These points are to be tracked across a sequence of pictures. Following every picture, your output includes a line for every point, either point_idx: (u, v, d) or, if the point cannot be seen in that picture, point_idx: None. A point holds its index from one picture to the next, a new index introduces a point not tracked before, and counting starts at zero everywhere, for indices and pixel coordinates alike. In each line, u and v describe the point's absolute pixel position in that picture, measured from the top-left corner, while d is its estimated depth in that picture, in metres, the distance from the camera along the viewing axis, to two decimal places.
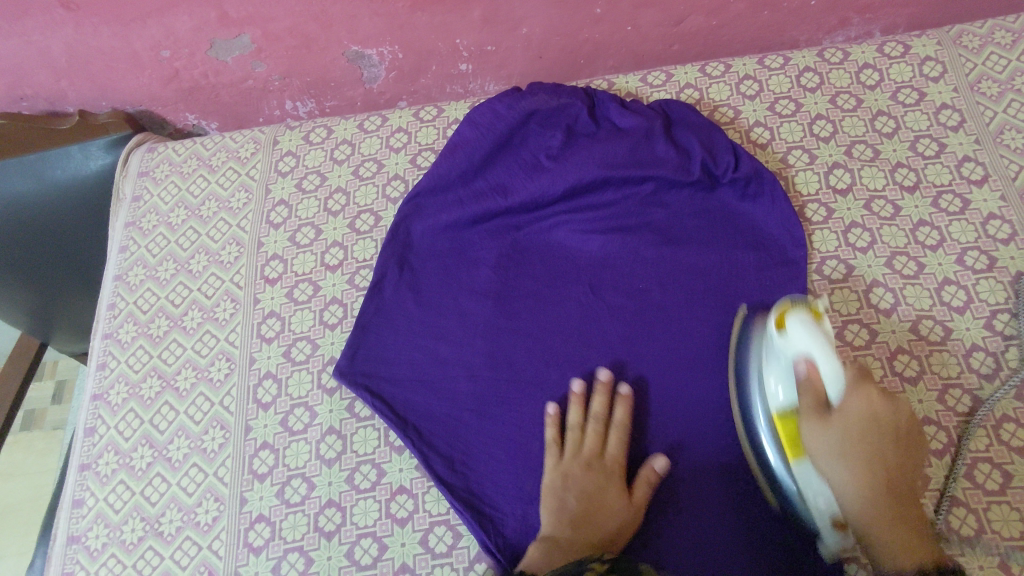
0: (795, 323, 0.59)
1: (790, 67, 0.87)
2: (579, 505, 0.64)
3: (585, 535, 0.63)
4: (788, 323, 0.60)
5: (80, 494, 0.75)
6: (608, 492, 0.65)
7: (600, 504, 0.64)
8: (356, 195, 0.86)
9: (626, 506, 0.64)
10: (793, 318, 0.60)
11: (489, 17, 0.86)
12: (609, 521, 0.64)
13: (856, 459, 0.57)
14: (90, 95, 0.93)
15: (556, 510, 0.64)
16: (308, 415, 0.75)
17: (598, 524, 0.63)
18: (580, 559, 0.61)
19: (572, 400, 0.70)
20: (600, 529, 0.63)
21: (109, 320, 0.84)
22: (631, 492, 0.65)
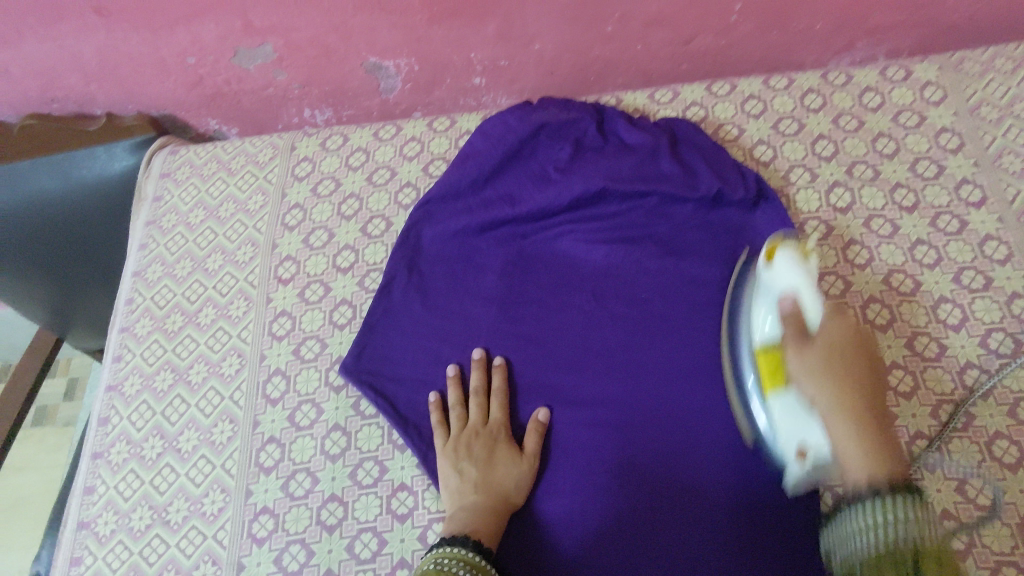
0: (781, 259, 0.64)
1: (795, 88, 0.89)
2: (476, 469, 0.68)
3: (493, 496, 0.67)
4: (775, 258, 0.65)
5: (92, 482, 0.77)
6: (496, 452, 0.70)
7: (493, 464, 0.69)
8: (369, 201, 0.89)
9: (517, 462, 0.69)
10: (780, 257, 0.64)
11: (503, 32, 0.89)
12: (508, 475, 0.68)
13: (836, 378, 0.55)
14: (117, 98, 0.97)
15: (455, 481, 0.68)
16: (314, 412, 0.77)
17: (499, 482, 0.68)
18: (492, 515, 0.65)
19: (448, 384, 0.75)
20: (503, 486, 0.67)
21: (126, 315, 0.87)
22: (521, 449, 0.70)
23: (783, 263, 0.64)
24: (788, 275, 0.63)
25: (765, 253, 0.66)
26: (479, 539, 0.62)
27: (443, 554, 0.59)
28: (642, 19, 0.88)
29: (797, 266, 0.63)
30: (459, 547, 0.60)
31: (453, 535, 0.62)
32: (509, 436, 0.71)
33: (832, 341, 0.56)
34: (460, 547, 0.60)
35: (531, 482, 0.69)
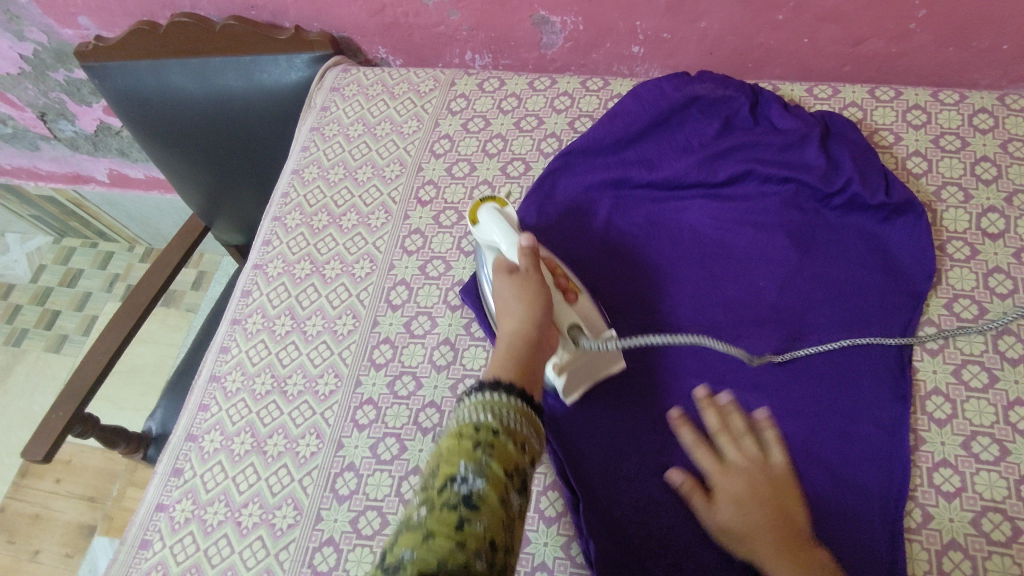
0: (484, 214, 0.73)
1: (965, 105, 0.86)
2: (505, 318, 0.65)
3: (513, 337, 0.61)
4: (479, 216, 0.74)
5: (228, 343, 0.87)
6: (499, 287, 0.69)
7: (512, 309, 0.65)
8: (513, 144, 0.93)
9: (517, 282, 0.66)
10: (483, 213, 0.74)
11: (674, 4, 0.91)
12: (509, 296, 0.66)
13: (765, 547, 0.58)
14: (307, 15, 1.06)
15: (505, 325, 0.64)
16: (429, 324, 0.83)
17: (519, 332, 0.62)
18: (515, 339, 0.61)
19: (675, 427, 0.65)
20: (519, 329, 0.62)
21: (281, 206, 0.96)
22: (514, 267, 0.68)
23: (485, 217, 0.73)
24: (493, 221, 0.73)
25: (470, 215, 0.75)
26: (504, 371, 0.56)
27: (490, 401, 0.50)
28: (818, 12, 0.87)
29: (494, 216, 0.73)
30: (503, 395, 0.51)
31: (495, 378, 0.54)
32: (501, 265, 0.70)
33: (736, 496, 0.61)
34: (480, 389, 0.52)
35: (530, 287, 0.66)
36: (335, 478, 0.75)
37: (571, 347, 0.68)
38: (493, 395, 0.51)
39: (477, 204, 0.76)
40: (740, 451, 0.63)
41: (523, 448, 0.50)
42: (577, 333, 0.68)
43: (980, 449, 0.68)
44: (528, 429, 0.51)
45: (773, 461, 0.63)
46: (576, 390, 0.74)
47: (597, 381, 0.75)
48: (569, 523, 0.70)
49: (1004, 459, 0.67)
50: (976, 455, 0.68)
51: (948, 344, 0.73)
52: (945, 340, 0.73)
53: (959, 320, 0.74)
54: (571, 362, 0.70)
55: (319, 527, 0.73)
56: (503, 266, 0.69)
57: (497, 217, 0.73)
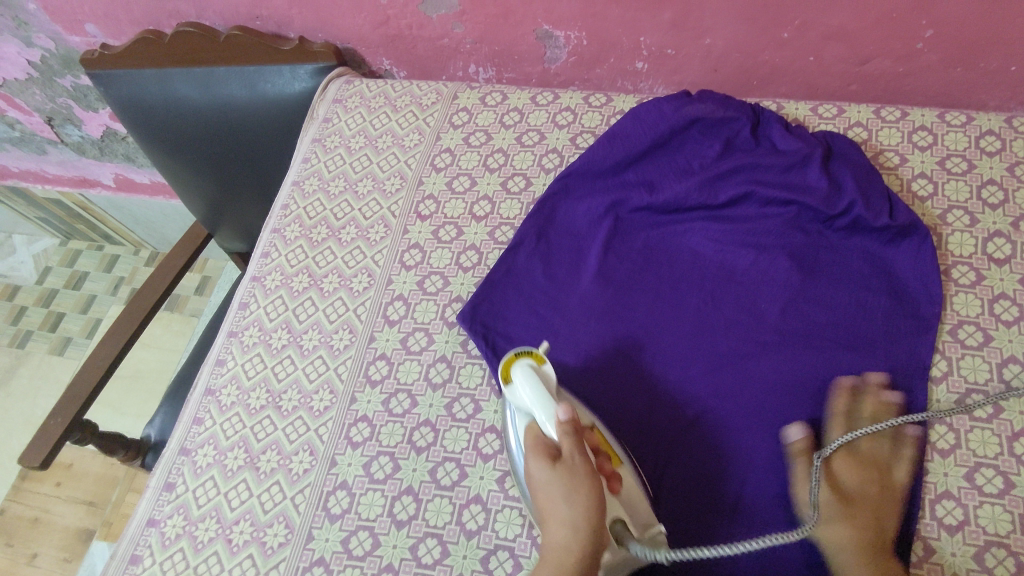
0: (519, 371, 0.69)
1: (972, 127, 0.85)
2: (549, 520, 0.59)
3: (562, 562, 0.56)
4: (513, 374, 0.69)
5: (224, 355, 0.87)
6: (536, 474, 0.62)
7: (549, 533, 0.59)
8: (515, 159, 0.93)
9: (559, 473, 0.60)
10: (517, 370, 0.69)
11: (679, 21, 0.90)
12: (556, 496, 0.60)
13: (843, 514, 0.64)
14: (312, 25, 1.06)
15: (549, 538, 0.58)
16: (426, 340, 0.82)
17: (564, 555, 0.56)
18: (558, 562, 0.56)
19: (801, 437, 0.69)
20: (563, 551, 0.57)
21: (280, 218, 0.96)
22: (556, 452, 0.62)
23: (520, 378, 0.68)
24: (530, 389, 0.67)
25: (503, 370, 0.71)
26: None
27: None
28: (823, 31, 0.87)
29: (529, 378, 0.68)
30: None
31: None
32: (539, 443, 0.64)
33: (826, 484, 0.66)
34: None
35: (585, 485, 0.59)
36: (327, 496, 0.75)
37: (615, 548, 0.61)
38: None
39: (509, 357, 0.72)
40: (875, 446, 0.68)
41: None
42: (621, 531, 0.61)
43: (983, 480, 0.66)
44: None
45: (897, 479, 0.66)
46: None
47: (643, 569, 0.66)
48: None
49: (1008, 492, 0.66)
50: (979, 487, 0.66)
51: (951, 372, 0.72)
52: (949, 367, 0.72)
53: (963, 347, 0.73)
54: (616, 563, 0.62)
55: (310, 546, 0.72)
56: (544, 447, 0.63)
57: (531, 380, 0.68)
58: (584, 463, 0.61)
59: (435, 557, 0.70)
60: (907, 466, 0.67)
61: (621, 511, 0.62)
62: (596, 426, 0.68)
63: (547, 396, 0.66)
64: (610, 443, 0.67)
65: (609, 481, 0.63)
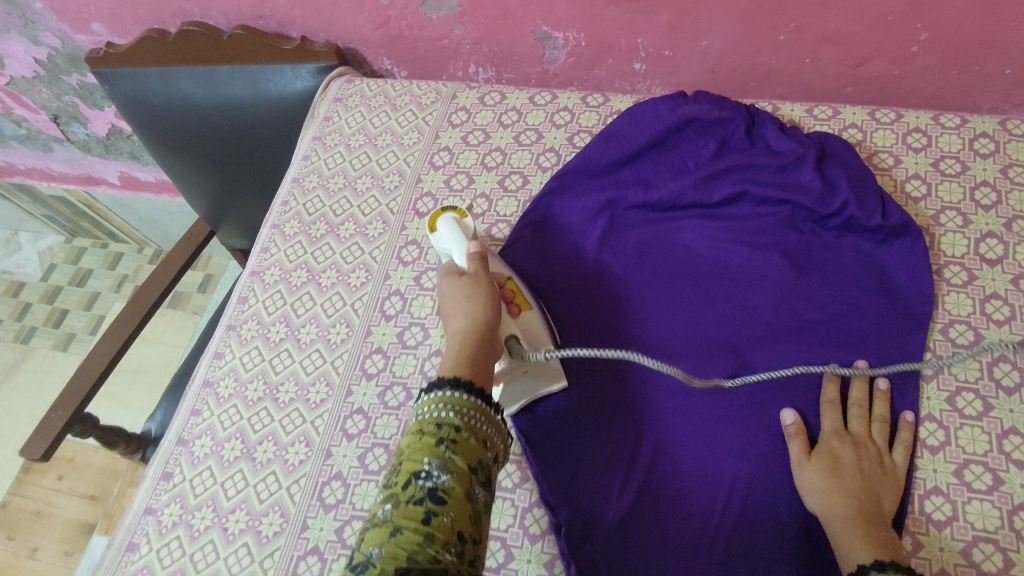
0: (443, 221, 0.79)
1: (966, 129, 0.85)
2: (455, 316, 0.68)
3: (473, 337, 0.64)
4: (439, 223, 0.79)
5: (223, 348, 0.88)
6: (446, 289, 0.72)
7: (455, 318, 0.68)
8: (512, 157, 0.94)
9: (466, 285, 0.70)
10: (442, 219, 0.79)
11: (676, 22, 0.91)
12: (459, 298, 0.69)
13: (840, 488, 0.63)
14: (314, 25, 1.07)
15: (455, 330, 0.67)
16: (421, 335, 0.83)
17: (465, 333, 0.65)
18: (460, 337, 0.65)
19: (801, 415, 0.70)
20: (467, 329, 0.65)
21: (280, 214, 0.97)
22: (464, 272, 0.73)
23: (444, 223, 0.79)
24: (450, 233, 0.78)
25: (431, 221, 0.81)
26: (464, 373, 0.59)
27: (442, 399, 0.56)
28: (819, 33, 0.87)
29: (451, 224, 0.78)
30: (459, 391, 0.56)
31: (449, 376, 0.58)
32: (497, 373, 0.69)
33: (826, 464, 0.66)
34: (441, 385, 0.57)
35: (481, 289, 0.70)
36: (322, 487, 0.75)
37: (511, 359, 0.71)
38: (452, 394, 0.56)
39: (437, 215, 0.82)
40: (870, 431, 0.69)
41: (486, 443, 0.55)
42: (514, 344, 0.71)
43: (972, 477, 0.67)
44: (489, 424, 0.57)
45: (894, 461, 0.67)
46: (514, 403, 0.75)
47: (540, 396, 0.76)
48: (552, 541, 0.69)
49: (997, 489, 0.66)
50: (968, 483, 0.67)
51: (942, 370, 0.72)
52: (940, 366, 0.72)
53: (954, 346, 0.73)
54: (509, 371, 0.73)
55: (304, 536, 0.73)
56: (454, 268, 0.74)
57: (455, 226, 0.78)
58: (486, 276, 0.72)
59: None
60: (902, 449, 0.68)
61: (517, 330, 0.73)
62: (512, 277, 0.79)
63: (462, 237, 0.77)
64: (523, 289, 0.78)
65: (510, 307, 0.75)
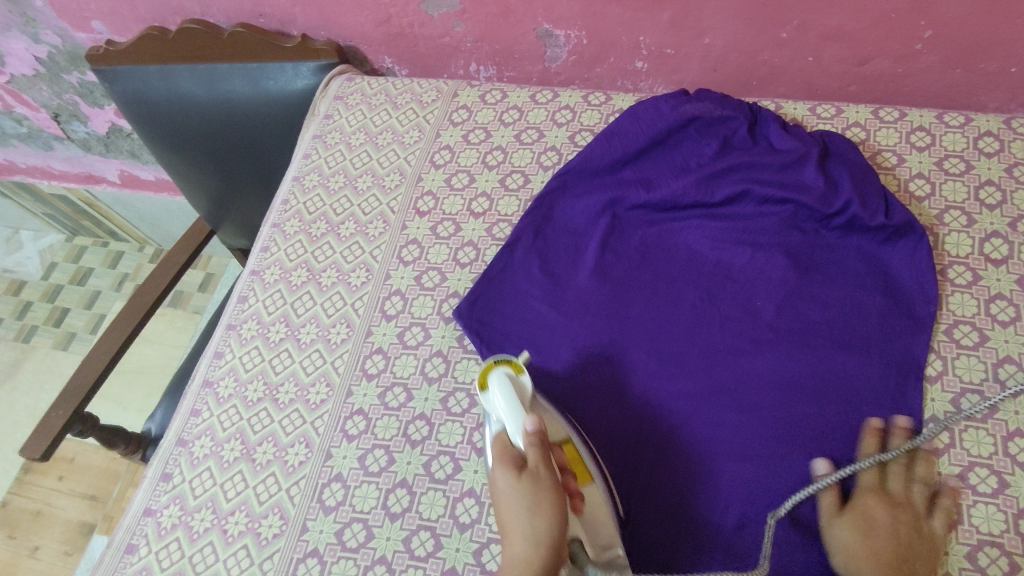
0: (495, 380, 0.66)
1: (970, 128, 0.85)
2: (511, 521, 0.58)
3: (531, 570, 0.55)
4: (490, 380, 0.67)
5: (222, 348, 0.87)
6: (499, 482, 0.61)
7: (509, 536, 0.58)
8: (513, 156, 0.93)
9: (522, 484, 0.59)
10: (495, 376, 0.67)
11: (678, 20, 0.90)
12: (518, 503, 0.59)
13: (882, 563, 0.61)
14: (314, 23, 1.07)
15: (512, 551, 0.57)
16: (422, 335, 0.83)
17: (520, 564, 0.55)
18: (518, 568, 0.55)
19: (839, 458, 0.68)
20: (519, 561, 0.55)
21: (280, 213, 0.97)
22: (522, 465, 0.61)
23: (496, 384, 0.66)
24: (505, 401, 0.65)
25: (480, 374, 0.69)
26: None
27: None
28: (822, 31, 0.87)
29: (505, 387, 0.66)
30: None
31: None
32: (505, 453, 0.63)
33: (869, 531, 0.63)
34: None
35: (542, 495, 0.59)
36: (322, 489, 0.75)
37: (571, 568, 0.59)
38: None
39: (490, 362, 0.70)
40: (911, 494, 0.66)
41: None
42: (578, 551, 0.60)
43: (977, 480, 0.66)
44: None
45: (933, 528, 0.64)
46: None
47: None
48: None
49: (1001, 492, 0.66)
50: (972, 486, 0.66)
51: (946, 371, 0.72)
52: (943, 367, 0.72)
53: (958, 347, 0.73)
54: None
55: (304, 538, 0.73)
56: (511, 458, 0.62)
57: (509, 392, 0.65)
58: (548, 476, 0.60)
59: (428, 550, 0.70)
60: (942, 515, 0.64)
61: (582, 532, 0.61)
62: (569, 439, 0.67)
63: (519, 410, 0.64)
64: (584, 458, 0.66)
65: (574, 495, 0.62)
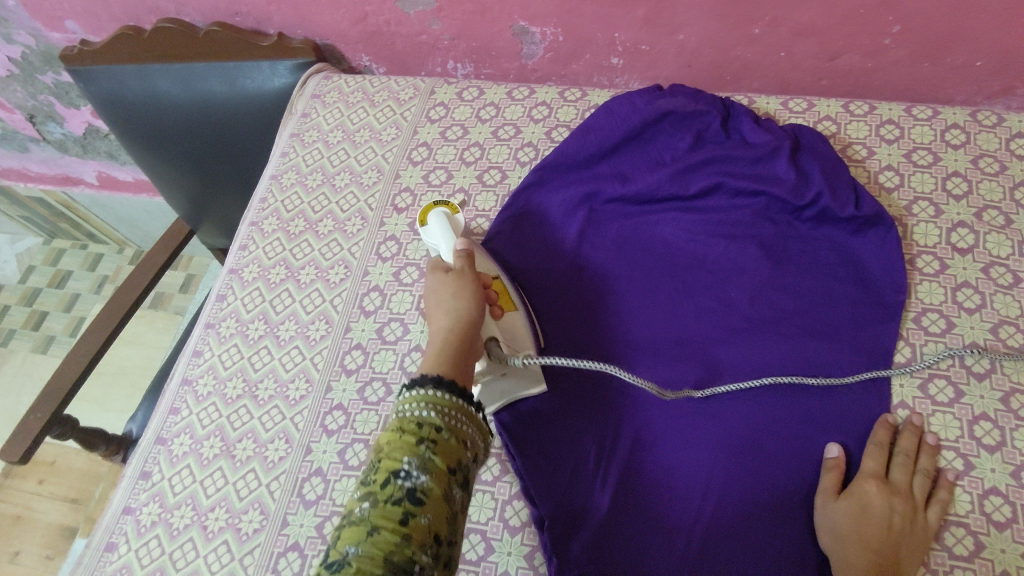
0: (433, 217, 0.76)
1: (938, 121, 0.87)
2: (436, 306, 0.66)
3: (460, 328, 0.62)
4: (429, 217, 0.76)
5: (201, 347, 0.87)
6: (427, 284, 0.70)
7: (436, 311, 0.65)
8: (490, 152, 0.94)
9: (449, 279, 0.67)
10: (433, 214, 0.76)
11: (652, 17, 0.92)
12: (444, 295, 0.66)
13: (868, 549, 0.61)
14: (291, 22, 1.07)
15: (441, 320, 0.64)
16: (401, 330, 0.83)
17: (443, 331, 0.63)
18: (442, 337, 0.62)
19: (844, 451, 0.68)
20: (445, 328, 0.63)
21: (258, 212, 0.96)
22: (447, 267, 0.69)
23: (433, 219, 0.76)
24: (440, 228, 0.74)
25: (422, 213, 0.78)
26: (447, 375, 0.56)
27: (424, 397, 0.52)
28: (793, 27, 0.88)
29: (440, 220, 0.75)
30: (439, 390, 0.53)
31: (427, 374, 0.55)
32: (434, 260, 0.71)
33: (860, 516, 0.63)
34: (419, 384, 0.53)
35: (466, 289, 0.66)
36: (302, 484, 0.75)
37: (487, 360, 0.69)
38: (434, 393, 0.53)
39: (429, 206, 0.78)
40: (911, 484, 0.66)
41: (465, 444, 0.52)
42: (493, 346, 0.68)
43: (945, 463, 0.68)
44: (469, 423, 0.54)
45: (927, 519, 0.64)
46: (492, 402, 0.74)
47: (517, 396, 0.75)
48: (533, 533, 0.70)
49: (968, 474, 0.67)
50: (941, 469, 0.68)
51: (915, 358, 0.73)
52: (912, 354, 0.73)
53: (927, 334, 0.74)
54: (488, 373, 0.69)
55: (285, 532, 0.73)
56: (439, 264, 0.70)
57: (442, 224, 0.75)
58: (471, 274, 0.68)
59: None
60: (938, 508, 0.65)
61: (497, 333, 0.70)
62: (498, 275, 0.76)
63: (450, 237, 0.74)
64: (509, 290, 0.75)
65: (494, 308, 0.72)
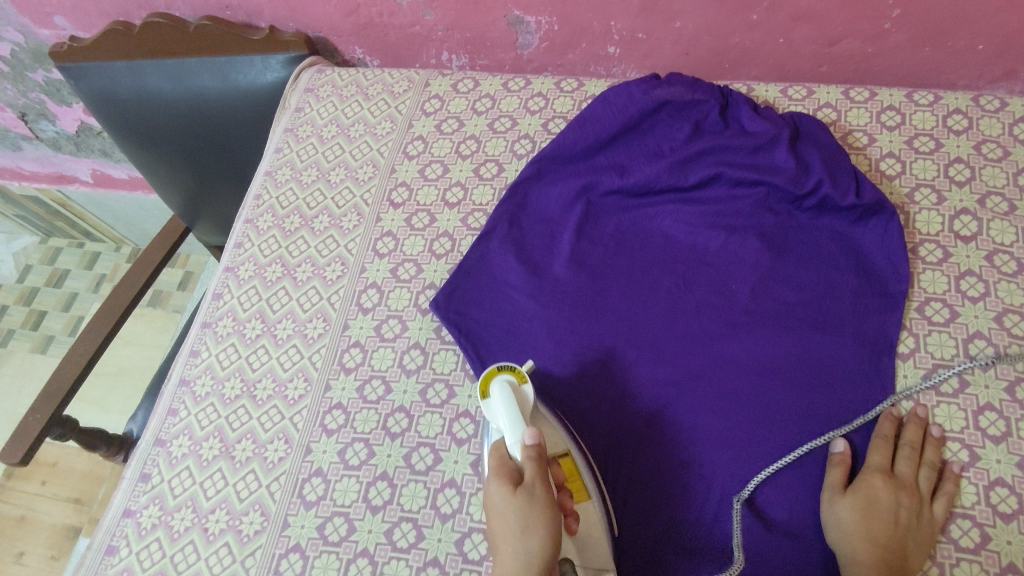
0: (496, 387, 0.67)
1: (939, 106, 0.85)
2: (505, 526, 0.58)
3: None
4: (492, 385, 0.68)
5: (198, 347, 0.86)
6: (490, 489, 0.61)
7: (507, 536, 0.57)
8: (487, 145, 0.93)
9: (517, 496, 0.58)
10: (498, 382, 0.67)
11: (648, 4, 0.90)
12: (511, 526, 0.57)
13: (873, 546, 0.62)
14: (282, 15, 1.05)
15: (513, 545, 0.57)
16: (399, 328, 0.82)
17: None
18: None
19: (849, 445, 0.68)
20: (516, 574, 0.55)
21: (253, 209, 0.95)
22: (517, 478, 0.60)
23: (497, 391, 0.67)
24: (504, 407, 0.65)
25: (484, 378, 0.69)
26: None
27: None
28: (792, 12, 0.87)
29: (505, 394, 0.66)
30: None
31: None
32: (503, 464, 0.62)
33: (866, 511, 0.63)
34: None
35: (539, 512, 0.57)
36: (303, 484, 0.75)
37: None
38: None
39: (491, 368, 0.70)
40: (917, 477, 0.66)
41: None
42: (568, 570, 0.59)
43: (949, 454, 0.67)
44: None
45: (934, 512, 0.64)
46: None
47: None
48: None
49: (972, 465, 0.67)
50: (945, 460, 0.67)
51: (918, 348, 0.72)
52: (916, 345, 0.72)
53: (930, 324, 0.73)
54: None
55: (286, 533, 0.72)
56: (505, 470, 0.61)
57: (508, 401, 0.65)
58: (543, 488, 0.59)
59: (410, 540, 0.70)
60: (945, 501, 0.65)
61: (573, 552, 0.62)
62: (568, 452, 0.67)
63: (517, 418, 0.65)
64: (580, 471, 0.66)
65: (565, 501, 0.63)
